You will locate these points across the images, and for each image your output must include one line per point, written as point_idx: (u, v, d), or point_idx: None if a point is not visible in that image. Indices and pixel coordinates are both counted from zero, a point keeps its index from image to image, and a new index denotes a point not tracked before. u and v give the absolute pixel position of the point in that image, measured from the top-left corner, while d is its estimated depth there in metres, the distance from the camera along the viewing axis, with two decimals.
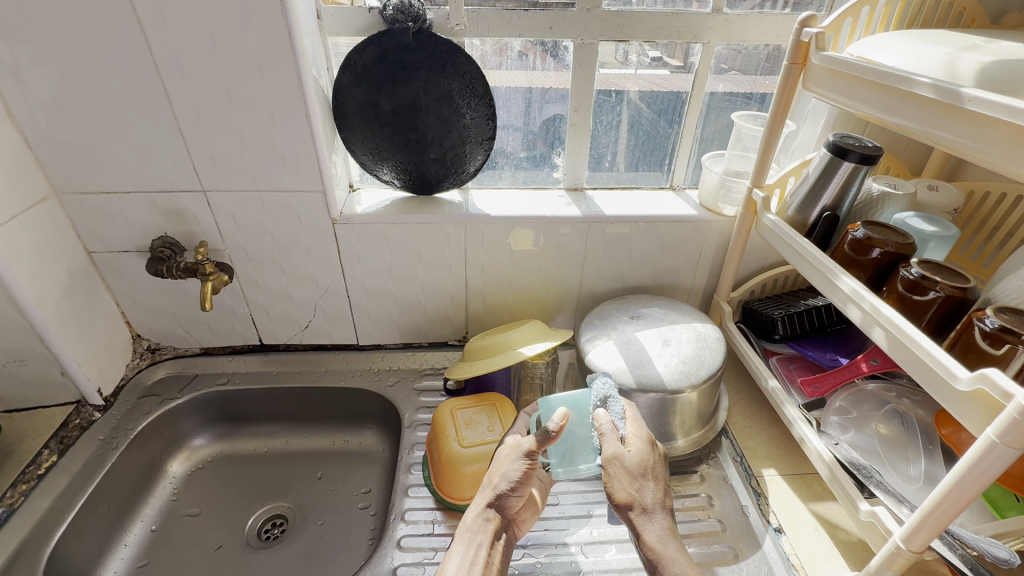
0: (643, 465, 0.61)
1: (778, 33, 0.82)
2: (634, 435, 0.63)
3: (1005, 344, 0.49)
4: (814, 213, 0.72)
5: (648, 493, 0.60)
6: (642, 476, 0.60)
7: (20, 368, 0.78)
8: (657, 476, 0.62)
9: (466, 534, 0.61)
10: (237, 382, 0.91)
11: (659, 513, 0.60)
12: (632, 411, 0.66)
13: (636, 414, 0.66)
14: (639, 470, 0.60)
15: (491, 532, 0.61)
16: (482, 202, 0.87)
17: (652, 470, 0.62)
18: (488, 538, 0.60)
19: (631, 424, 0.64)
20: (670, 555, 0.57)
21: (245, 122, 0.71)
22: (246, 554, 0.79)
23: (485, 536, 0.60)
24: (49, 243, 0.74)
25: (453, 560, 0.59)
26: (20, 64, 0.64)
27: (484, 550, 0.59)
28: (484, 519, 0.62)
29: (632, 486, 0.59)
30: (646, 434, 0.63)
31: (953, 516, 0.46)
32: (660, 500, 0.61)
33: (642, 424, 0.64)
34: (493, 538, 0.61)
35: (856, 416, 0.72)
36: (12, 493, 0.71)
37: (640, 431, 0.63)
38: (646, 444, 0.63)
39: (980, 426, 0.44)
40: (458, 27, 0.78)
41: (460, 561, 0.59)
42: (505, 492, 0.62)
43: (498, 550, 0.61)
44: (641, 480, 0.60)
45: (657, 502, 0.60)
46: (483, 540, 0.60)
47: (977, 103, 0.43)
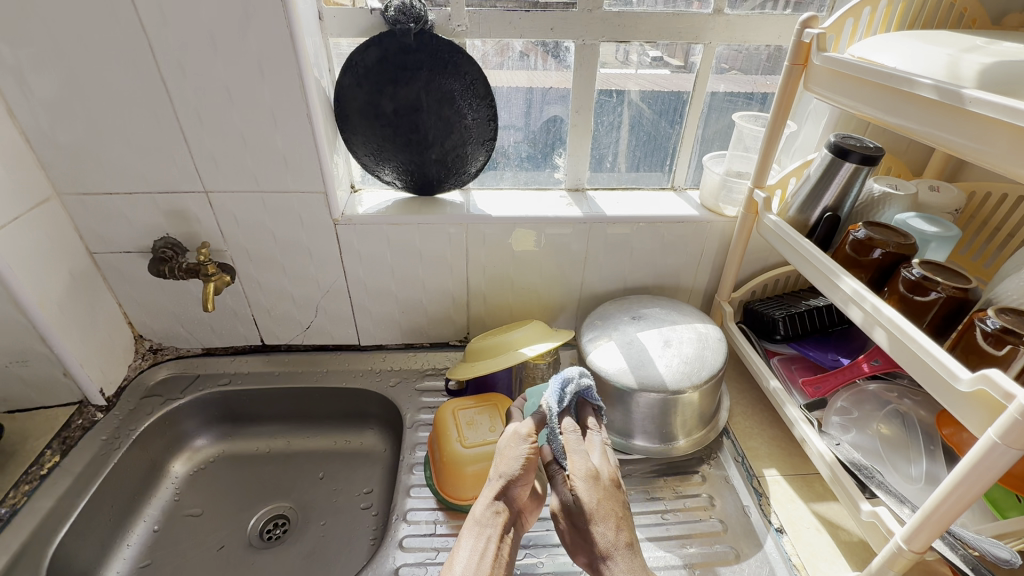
0: (585, 509, 0.58)
1: (779, 34, 0.82)
2: (573, 473, 0.60)
3: (1007, 345, 0.49)
4: (815, 213, 0.72)
5: (599, 536, 0.57)
6: (588, 519, 0.58)
7: (23, 368, 0.78)
8: (608, 512, 0.58)
9: (474, 527, 0.59)
10: (239, 382, 0.91)
11: (616, 556, 0.56)
12: (576, 443, 0.62)
13: (581, 446, 0.62)
14: (583, 513, 0.58)
15: (500, 525, 0.60)
16: (483, 202, 0.88)
17: (598, 508, 0.58)
18: (497, 531, 0.59)
19: (572, 460, 0.61)
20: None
21: (247, 123, 0.71)
22: (249, 554, 0.79)
23: (494, 529, 0.59)
24: (51, 244, 0.74)
25: (461, 555, 0.58)
26: (23, 65, 0.64)
27: (492, 544, 0.58)
28: (492, 512, 0.60)
29: (582, 533, 0.58)
30: (589, 469, 0.59)
31: (955, 516, 0.46)
32: (615, 540, 0.57)
33: (585, 458, 0.61)
34: (502, 530, 0.59)
35: (857, 416, 0.72)
36: (15, 493, 0.71)
37: (580, 468, 0.60)
38: (590, 481, 0.59)
39: (982, 426, 0.44)
40: (460, 27, 0.78)
41: (470, 556, 0.57)
42: (511, 482, 0.61)
43: (506, 543, 0.60)
44: (589, 523, 0.58)
45: (609, 545, 0.57)
46: (492, 533, 0.59)
47: (978, 104, 0.43)
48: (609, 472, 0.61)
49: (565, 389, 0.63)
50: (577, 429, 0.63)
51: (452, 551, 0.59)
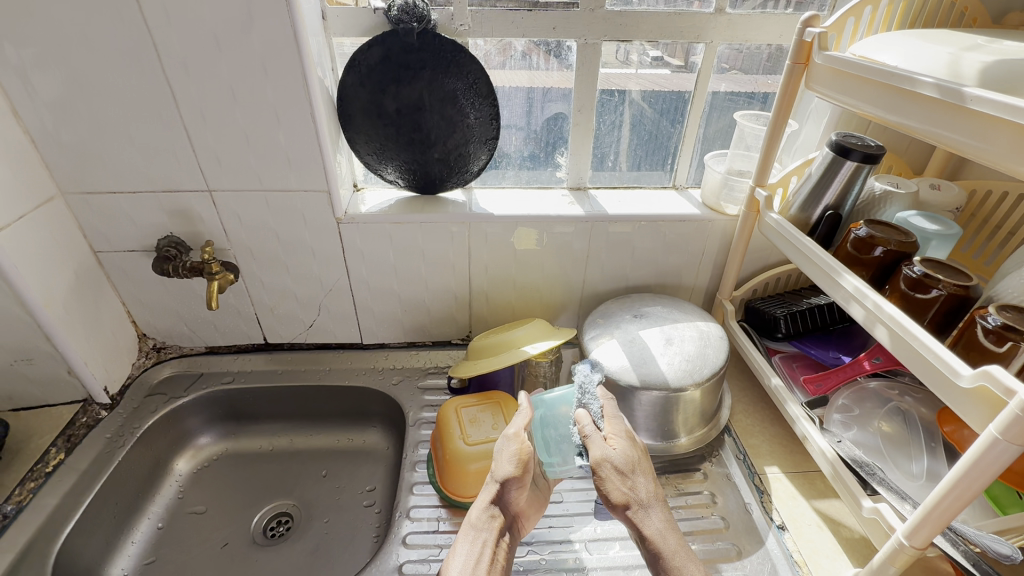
0: (628, 463, 0.62)
1: (780, 33, 0.82)
2: (614, 430, 0.64)
3: (1008, 341, 0.49)
4: (817, 211, 0.73)
5: (639, 489, 0.62)
6: (631, 473, 0.62)
7: (28, 367, 0.78)
8: (643, 466, 0.64)
9: (471, 531, 0.62)
10: (242, 381, 0.92)
11: (652, 507, 0.62)
12: (611, 406, 0.66)
13: (614, 408, 0.66)
14: (626, 467, 0.62)
15: (496, 529, 0.62)
16: (485, 201, 0.88)
17: (636, 462, 0.63)
18: (493, 535, 0.61)
19: (610, 421, 0.64)
20: (672, 547, 0.59)
21: (251, 122, 0.71)
22: (253, 551, 0.79)
23: (489, 533, 0.61)
24: (55, 243, 0.74)
25: (459, 559, 0.60)
26: (28, 65, 0.65)
27: (489, 548, 0.61)
28: (488, 515, 0.63)
29: (624, 486, 0.62)
30: (624, 430, 0.64)
31: (954, 514, 0.47)
32: (651, 492, 0.63)
33: (621, 419, 0.65)
34: (497, 534, 0.62)
35: (859, 414, 0.72)
36: (21, 491, 0.72)
37: (619, 427, 0.64)
38: (628, 440, 0.64)
39: (983, 422, 0.44)
40: (462, 27, 0.78)
41: (465, 559, 0.60)
42: (503, 485, 0.63)
43: (502, 547, 0.62)
44: (631, 475, 0.62)
45: (648, 497, 0.62)
46: (488, 536, 0.61)
47: (979, 102, 0.43)
48: (634, 434, 0.67)
49: (596, 367, 0.69)
50: (610, 395, 0.67)
51: (451, 553, 0.62)
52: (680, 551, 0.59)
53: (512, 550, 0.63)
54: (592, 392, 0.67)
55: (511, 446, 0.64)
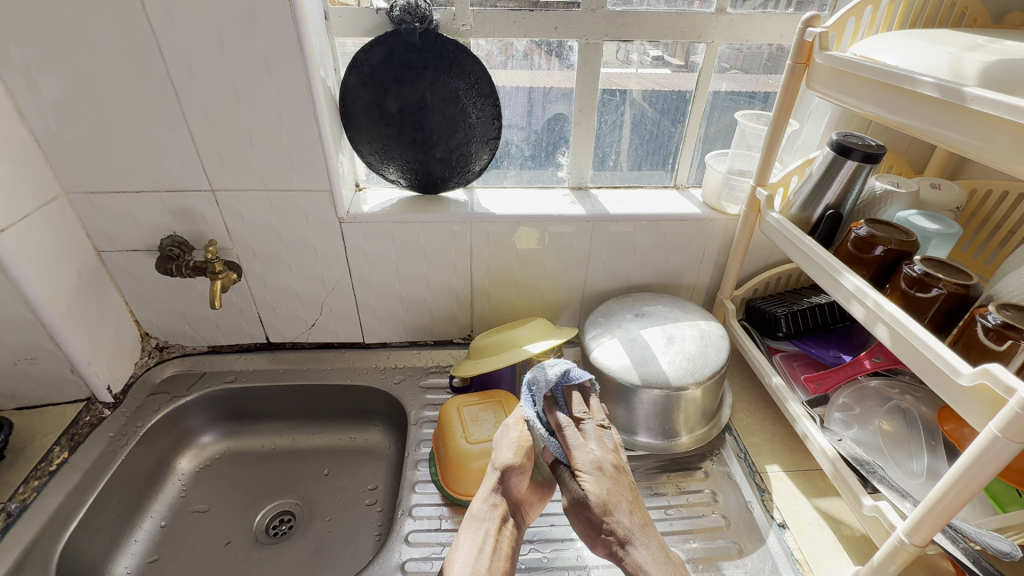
0: (598, 502, 0.59)
1: (781, 33, 0.83)
2: (580, 468, 0.60)
3: (1008, 340, 0.50)
4: (818, 211, 0.73)
5: (615, 523, 0.59)
6: (603, 511, 0.59)
7: (31, 366, 0.79)
8: (620, 497, 0.60)
9: (473, 522, 0.63)
10: (244, 380, 0.92)
11: (633, 541, 0.58)
12: (575, 438, 0.62)
13: (581, 439, 0.62)
14: (597, 507, 0.59)
15: (497, 518, 0.63)
16: (487, 201, 0.88)
17: (610, 496, 0.59)
18: (495, 524, 0.62)
19: (574, 458, 0.61)
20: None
21: (253, 122, 0.72)
22: (255, 549, 0.80)
23: (490, 523, 0.62)
24: (59, 242, 0.75)
25: (461, 550, 0.61)
26: (32, 65, 0.65)
27: (490, 537, 0.61)
28: (490, 505, 0.63)
29: (600, 522, 0.59)
30: (591, 463, 0.60)
31: (954, 512, 0.47)
32: (631, 524, 0.59)
33: (586, 453, 0.61)
34: (499, 522, 0.62)
35: (859, 412, 0.72)
36: (25, 489, 0.72)
37: (586, 462, 0.60)
38: (598, 476, 0.60)
39: (982, 420, 0.44)
40: (464, 27, 0.78)
41: (467, 551, 0.61)
42: (502, 473, 0.63)
43: (505, 536, 0.62)
44: (604, 514, 0.59)
45: (628, 531, 0.59)
46: (490, 526, 0.62)
47: (979, 102, 0.43)
48: (612, 457, 0.62)
49: (535, 395, 0.64)
50: (569, 424, 0.62)
51: (455, 546, 0.63)
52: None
53: (517, 538, 0.63)
54: (545, 428, 0.63)
55: (512, 433, 0.65)
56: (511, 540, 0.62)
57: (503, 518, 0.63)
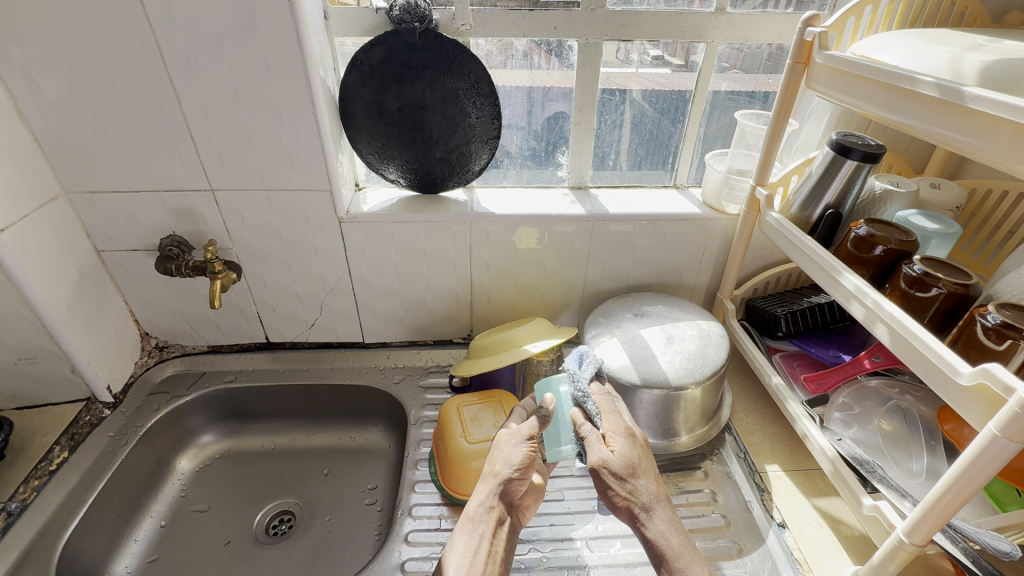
0: (629, 463, 0.62)
1: (781, 32, 0.82)
2: (613, 430, 0.64)
3: (1008, 340, 0.50)
4: (817, 210, 0.73)
5: (641, 488, 0.62)
6: (631, 473, 0.62)
7: (31, 365, 0.79)
8: (646, 466, 0.63)
9: (469, 524, 0.63)
10: (244, 380, 0.92)
11: (655, 504, 0.61)
12: (608, 404, 0.66)
13: (613, 406, 0.66)
14: (627, 468, 0.62)
15: (493, 521, 0.62)
16: (487, 200, 0.88)
17: (638, 461, 0.63)
18: (491, 527, 0.62)
19: (607, 419, 0.64)
20: (674, 547, 0.59)
21: (253, 121, 0.72)
22: (255, 549, 0.80)
23: (488, 526, 0.62)
24: (59, 242, 0.75)
25: (457, 551, 0.61)
26: (32, 65, 0.65)
27: (486, 539, 0.61)
28: (488, 508, 0.63)
29: (626, 485, 0.62)
30: (624, 427, 0.64)
31: (954, 511, 0.47)
32: (655, 491, 0.62)
33: (619, 416, 0.65)
34: (496, 526, 0.62)
35: (859, 412, 0.72)
36: (25, 489, 0.72)
37: (619, 426, 0.64)
38: (626, 439, 0.64)
39: (982, 420, 0.44)
40: (463, 26, 0.78)
41: (463, 553, 0.61)
42: (507, 480, 0.63)
43: (501, 539, 0.62)
44: (631, 476, 0.62)
45: (650, 495, 0.62)
46: (487, 528, 0.62)
47: (979, 101, 0.43)
48: (637, 431, 0.67)
49: (584, 362, 0.69)
50: (605, 391, 0.67)
51: (451, 547, 0.62)
52: (681, 554, 0.59)
53: (510, 542, 0.63)
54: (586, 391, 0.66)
55: (520, 447, 0.65)
56: (507, 543, 0.62)
57: (501, 521, 0.63)
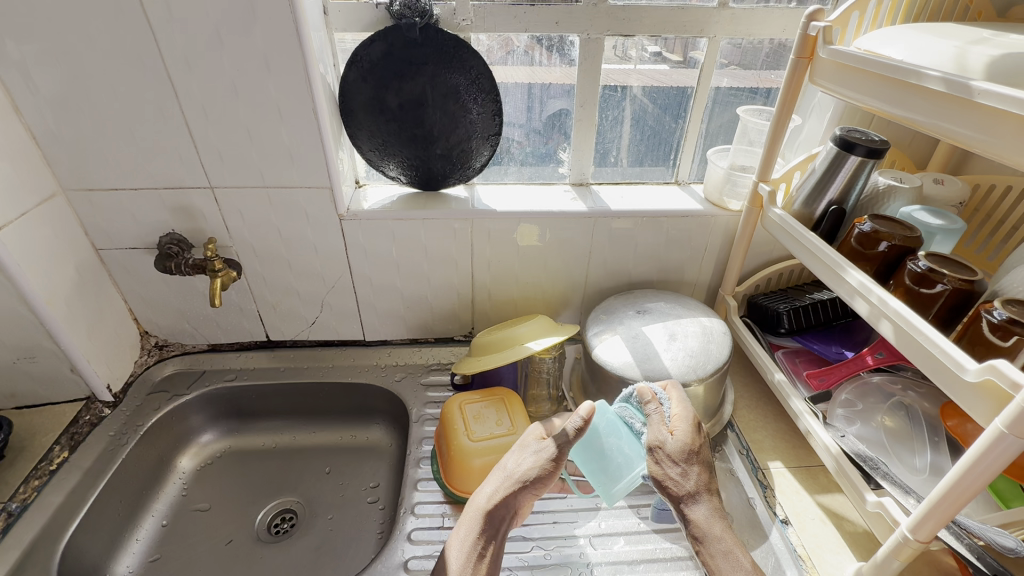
0: (689, 449, 0.61)
1: (783, 27, 0.82)
2: (681, 415, 0.63)
3: (1014, 336, 0.50)
4: (820, 206, 0.73)
5: (694, 474, 0.61)
6: (687, 461, 0.61)
7: (31, 365, 0.78)
8: (705, 457, 0.63)
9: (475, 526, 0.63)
10: (244, 379, 0.92)
11: (704, 493, 0.62)
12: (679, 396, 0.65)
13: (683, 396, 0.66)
14: (687, 452, 0.61)
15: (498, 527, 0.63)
16: (488, 197, 0.88)
17: (698, 451, 0.62)
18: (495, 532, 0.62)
19: (678, 408, 0.64)
20: (716, 534, 0.60)
21: (252, 118, 0.71)
22: (257, 547, 0.80)
23: (493, 525, 0.62)
24: (57, 240, 0.74)
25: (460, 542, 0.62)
26: (27, 60, 0.64)
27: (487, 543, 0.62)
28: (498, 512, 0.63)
29: (680, 470, 0.61)
30: (691, 417, 0.63)
31: (961, 506, 0.47)
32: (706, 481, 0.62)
33: (689, 406, 0.64)
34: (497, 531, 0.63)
35: (862, 408, 0.72)
36: (25, 489, 0.72)
37: (688, 413, 0.64)
38: (692, 427, 0.63)
39: (988, 417, 0.44)
40: (464, 22, 0.78)
41: (464, 551, 0.62)
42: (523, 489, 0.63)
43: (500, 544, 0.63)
44: (686, 464, 0.61)
45: (702, 483, 0.62)
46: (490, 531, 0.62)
47: (987, 95, 0.43)
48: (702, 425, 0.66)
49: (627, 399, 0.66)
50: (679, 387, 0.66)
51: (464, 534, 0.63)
52: (721, 541, 0.59)
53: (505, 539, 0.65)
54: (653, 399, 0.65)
55: (539, 462, 0.64)
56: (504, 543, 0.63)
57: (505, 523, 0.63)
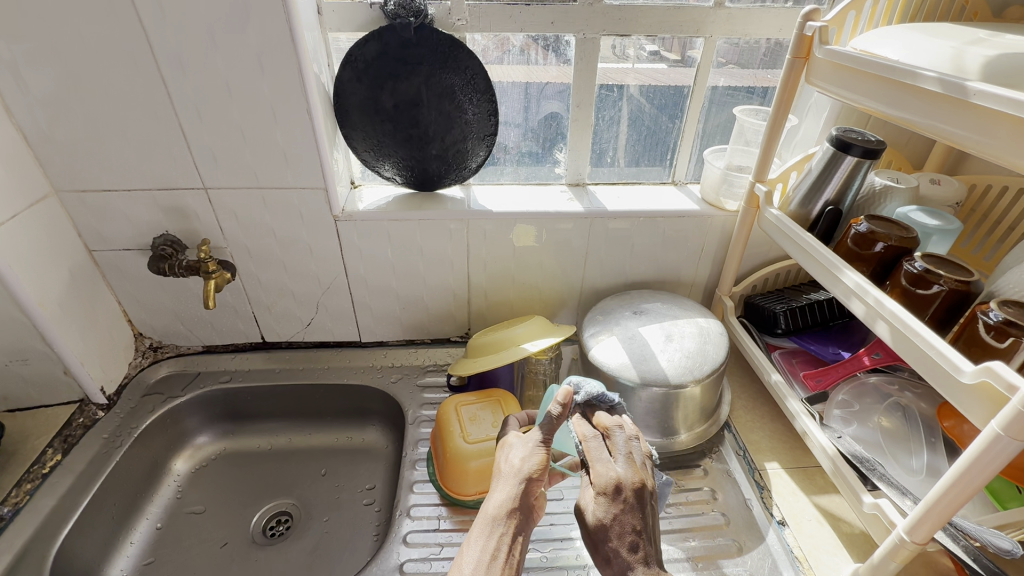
0: (599, 522, 0.53)
1: (780, 27, 0.82)
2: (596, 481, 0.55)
3: (1009, 337, 0.50)
4: (817, 207, 0.72)
5: (616, 549, 0.52)
6: (604, 533, 0.53)
7: (23, 367, 0.78)
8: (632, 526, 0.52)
9: (486, 526, 0.57)
10: (240, 380, 0.91)
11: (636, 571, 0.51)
12: (597, 450, 0.57)
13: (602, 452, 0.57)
14: (600, 524, 0.53)
15: (511, 524, 0.57)
16: (484, 198, 0.87)
17: (616, 520, 0.52)
18: (509, 529, 0.56)
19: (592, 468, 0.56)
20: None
21: (246, 119, 0.71)
22: (252, 550, 0.79)
23: (504, 526, 0.56)
24: (49, 242, 0.73)
25: (470, 552, 0.55)
26: (18, 61, 0.64)
27: (503, 543, 0.55)
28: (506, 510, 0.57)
29: (597, 546, 0.53)
30: (606, 480, 0.54)
31: (958, 507, 0.47)
32: (634, 556, 0.51)
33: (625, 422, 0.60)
34: (513, 529, 0.57)
35: (859, 409, 0.72)
36: (18, 492, 0.71)
37: (602, 477, 0.54)
38: (608, 494, 0.54)
39: (985, 419, 0.44)
40: (459, 21, 0.77)
41: (479, 557, 0.55)
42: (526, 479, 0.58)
43: (518, 544, 0.56)
44: (603, 538, 0.53)
45: (627, 560, 0.51)
46: (502, 532, 0.56)
47: (982, 96, 0.43)
48: (632, 483, 0.54)
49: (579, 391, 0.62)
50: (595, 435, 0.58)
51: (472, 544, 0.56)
52: None
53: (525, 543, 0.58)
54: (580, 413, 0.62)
55: (534, 446, 0.60)
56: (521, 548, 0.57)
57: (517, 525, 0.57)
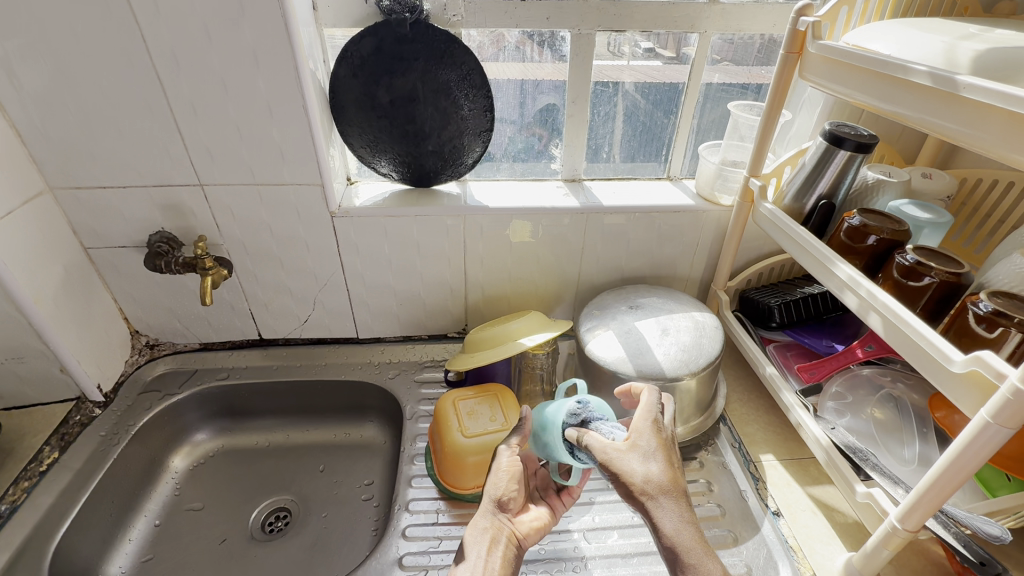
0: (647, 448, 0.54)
1: (774, 23, 0.83)
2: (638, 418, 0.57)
3: (999, 327, 0.50)
4: (810, 201, 0.73)
5: (659, 475, 0.53)
6: (647, 459, 0.53)
7: (19, 365, 0.78)
8: (671, 458, 0.55)
9: (467, 546, 0.61)
10: (237, 377, 0.91)
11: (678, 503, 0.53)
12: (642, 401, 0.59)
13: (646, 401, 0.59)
14: (649, 450, 0.54)
15: (488, 539, 0.60)
16: (480, 193, 0.88)
17: (661, 450, 0.55)
18: (485, 544, 0.60)
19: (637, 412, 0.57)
20: (685, 546, 0.51)
21: (241, 115, 0.71)
22: (251, 546, 0.79)
23: (484, 542, 0.60)
24: (44, 239, 0.73)
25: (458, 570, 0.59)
26: (11, 57, 0.64)
27: (482, 557, 0.59)
28: (481, 527, 0.62)
29: (640, 470, 0.52)
30: (652, 415, 0.57)
31: (947, 496, 0.47)
32: (676, 485, 0.53)
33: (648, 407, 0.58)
34: (490, 542, 0.60)
35: (851, 401, 0.73)
36: (15, 490, 0.71)
37: (644, 415, 0.57)
38: (652, 423, 0.56)
39: (975, 407, 0.44)
40: (455, 17, 0.78)
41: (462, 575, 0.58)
42: (494, 495, 0.63)
43: (499, 555, 0.59)
44: (646, 464, 0.53)
45: (669, 486, 0.52)
46: (482, 547, 0.60)
47: (972, 90, 0.43)
48: (667, 425, 0.58)
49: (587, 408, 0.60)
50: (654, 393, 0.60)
51: (458, 557, 0.61)
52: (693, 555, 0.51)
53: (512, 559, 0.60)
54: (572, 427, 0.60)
55: (503, 460, 0.64)
56: (510, 559, 0.60)
57: (496, 539, 0.61)
